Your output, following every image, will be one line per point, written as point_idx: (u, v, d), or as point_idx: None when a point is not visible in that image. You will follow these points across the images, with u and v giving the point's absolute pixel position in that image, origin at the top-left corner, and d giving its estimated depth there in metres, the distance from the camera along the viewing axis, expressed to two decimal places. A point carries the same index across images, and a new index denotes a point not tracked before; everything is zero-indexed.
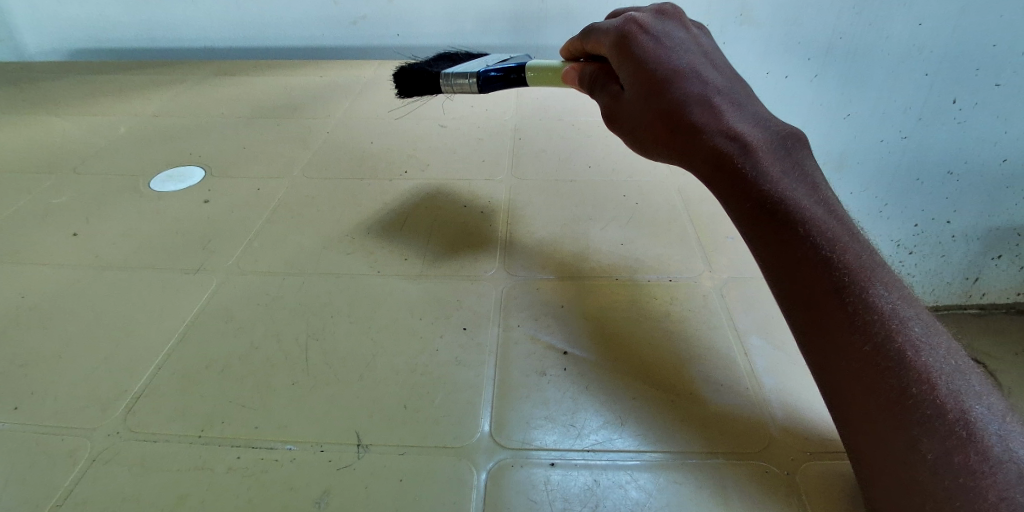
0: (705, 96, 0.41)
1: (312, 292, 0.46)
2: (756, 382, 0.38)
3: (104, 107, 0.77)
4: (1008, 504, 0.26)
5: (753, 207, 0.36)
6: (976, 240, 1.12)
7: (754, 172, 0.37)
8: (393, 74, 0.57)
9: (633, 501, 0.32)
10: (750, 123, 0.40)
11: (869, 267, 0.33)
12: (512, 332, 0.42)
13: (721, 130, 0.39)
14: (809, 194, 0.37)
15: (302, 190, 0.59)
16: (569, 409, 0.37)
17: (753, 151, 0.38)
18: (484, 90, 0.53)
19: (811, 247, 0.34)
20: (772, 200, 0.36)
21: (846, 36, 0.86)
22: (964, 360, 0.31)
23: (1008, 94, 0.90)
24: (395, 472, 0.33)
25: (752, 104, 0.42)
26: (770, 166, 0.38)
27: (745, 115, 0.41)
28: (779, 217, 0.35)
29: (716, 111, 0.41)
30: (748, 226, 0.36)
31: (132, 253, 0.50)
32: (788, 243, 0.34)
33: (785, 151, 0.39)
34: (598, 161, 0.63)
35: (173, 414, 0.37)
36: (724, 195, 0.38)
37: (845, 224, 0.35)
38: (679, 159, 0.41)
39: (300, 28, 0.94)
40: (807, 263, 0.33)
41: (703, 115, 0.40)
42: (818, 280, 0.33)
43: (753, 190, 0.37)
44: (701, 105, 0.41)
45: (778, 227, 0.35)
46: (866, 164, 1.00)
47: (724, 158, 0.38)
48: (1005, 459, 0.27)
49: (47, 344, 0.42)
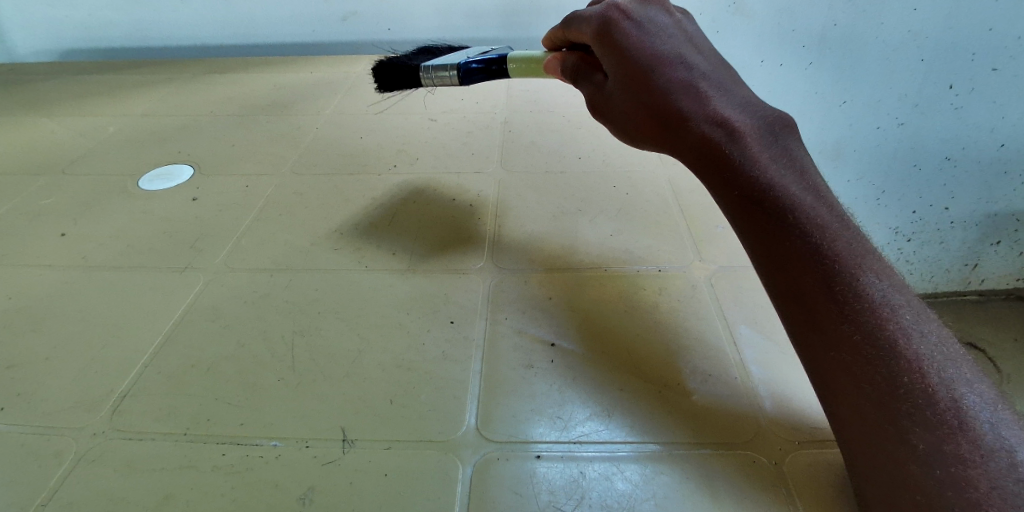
0: (691, 83, 0.41)
1: (299, 289, 0.45)
2: (745, 372, 0.38)
3: (94, 107, 0.77)
4: (999, 493, 0.26)
5: (741, 196, 0.36)
6: (975, 226, 1.11)
7: (741, 160, 0.37)
8: (373, 68, 0.57)
9: (621, 493, 0.32)
10: (737, 108, 0.40)
11: (859, 255, 0.33)
12: (499, 326, 0.42)
13: (707, 117, 0.39)
14: (798, 181, 0.36)
15: (291, 187, 0.58)
16: (556, 402, 0.36)
17: (741, 138, 0.38)
18: (464, 83, 0.52)
19: (800, 236, 0.33)
20: (760, 188, 0.36)
21: (840, 24, 0.85)
22: (955, 347, 0.31)
23: (1006, 79, 0.89)
24: (380, 468, 0.33)
25: (738, 89, 0.42)
26: (758, 153, 0.37)
27: (732, 100, 0.41)
28: (768, 207, 0.35)
29: (702, 98, 0.40)
30: (736, 215, 0.36)
31: (120, 253, 0.50)
32: (777, 232, 0.34)
33: (774, 137, 0.38)
34: (588, 153, 0.63)
35: (158, 412, 0.37)
36: (711, 186, 0.38)
37: (835, 211, 0.35)
38: (666, 149, 0.40)
39: (291, 26, 0.94)
40: (796, 253, 0.33)
41: (690, 102, 0.40)
42: (808, 269, 0.32)
43: (741, 179, 0.36)
44: (687, 93, 0.40)
45: (767, 216, 0.35)
46: (862, 150, 0.99)
47: (711, 146, 0.38)
48: (996, 448, 0.27)
49: (37, 345, 0.42)
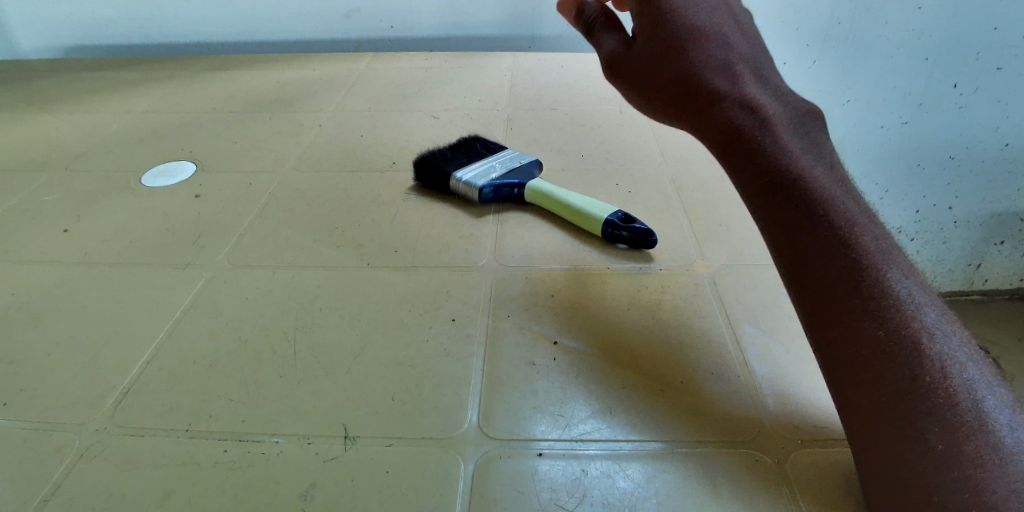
0: (728, 63, 0.42)
1: (301, 286, 0.45)
2: (748, 370, 0.38)
3: (97, 103, 0.77)
4: (1018, 497, 0.25)
5: (769, 180, 0.36)
6: (979, 226, 1.11)
7: (770, 145, 0.37)
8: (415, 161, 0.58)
9: (623, 491, 0.32)
10: (771, 95, 0.41)
11: (884, 250, 0.33)
12: (501, 323, 0.42)
13: (740, 100, 0.40)
14: (826, 173, 0.37)
15: (293, 184, 0.58)
16: (558, 399, 0.36)
17: (772, 125, 0.39)
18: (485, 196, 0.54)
19: (828, 226, 0.33)
20: (788, 175, 0.36)
21: (845, 22, 0.86)
22: (977, 352, 0.30)
23: (1011, 79, 0.89)
24: (381, 465, 0.33)
25: (774, 77, 0.43)
26: (788, 142, 0.38)
27: (765, 88, 0.41)
28: (797, 194, 0.35)
29: (737, 81, 0.41)
30: (761, 200, 0.36)
31: (122, 250, 0.50)
32: (804, 219, 0.34)
33: (804, 128, 0.39)
34: (591, 150, 0.63)
35: (160, 408, 0.37)
36: (738, 167, 0.38)
37: (861, 206, 0.35)
38: (693, 126, 0.42)
39: (294, 23, 0.94)
40: (822, 242, 0.33)
41: (724, 83, 0.41)
42: (834, 260, 0.32)
43: (769, 163, 0.37)
44: (722, 74, 0.41)
45: (795, 202, 0.35)
46: (865, 150, 0.98)
47: (739, 129, 0.39)
48: (1017, 452, 0.26)
49: (39, 341, 0.42)
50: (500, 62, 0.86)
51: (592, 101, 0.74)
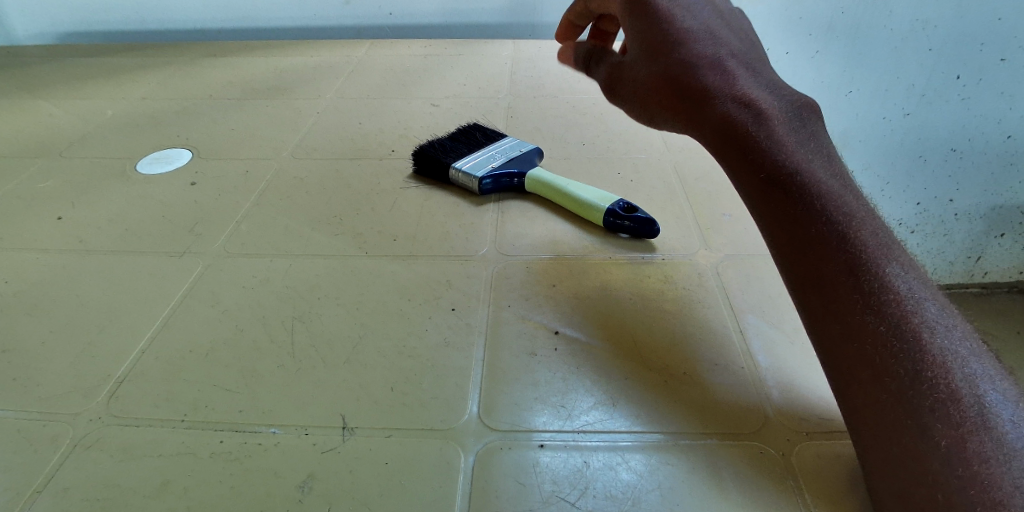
0: (718, 58, 0.41)
1: (300, 275, 0.45)
2: (752, 361, 0.38)
3: (93, 89, 0.76)
4: None
5: (766, 177, 0.36)
6: (980, 218, 1.10)
7: (767, 142, 0.37)
8: (415, 149, 0.57)
9: (625, 483, 0.31)
10: (763, 89, 0.40)
11: (883, 244, 0.32)
12: (501, 314, 0.41)
13: (734, 96, 0.40)
14: (822, 167, 0.36)
15: (292, 172, 0.58)
16: (560, 390, 0.36)
17: (767, 120, 0.38)
18: (484, 192, 0.53)
19: (825, 222, 0.33)
20: (786, 172, 0.36)
21: (846, 13, 0.85)
22: (978, 344, 0.30)
23: (1016, 70, 0.88)
24: (381, 456, 0.33)
25: (765, 71, 0.42)
26: (784, 137, 0.38)
27: (758, 82, 0.41)
28: (794, 190, 0.35)
29: (729, 76, 0.41)
30: (759, 199, 0.36)
31: (118, 238, 0.49)
32: (801, 216, 0.34)
33: (800, 122, 0.39)
34: (594, 139, 0.62)
35: (155, 398, 0.36)
36: (735, 165, 0.38)
37: (858, 199, 0.35)
38: (689, 127, 0.41)
39: (292, 9, 0.93)
40: (818, 240, 0.33)
41: (716, 80, 0.40)
42: (833, 256, 0.32)
43: (765, 160, 0.36)
44: (713, 69, 0.41)
45: (791, 199, 0.35)
46: (869, 143, 0.97)
47: (735, 126, 0.38)
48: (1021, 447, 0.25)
49: (33, 331, 0.41)
50: (501, 49, 0.85)
51: (593, 89, 0.73)
